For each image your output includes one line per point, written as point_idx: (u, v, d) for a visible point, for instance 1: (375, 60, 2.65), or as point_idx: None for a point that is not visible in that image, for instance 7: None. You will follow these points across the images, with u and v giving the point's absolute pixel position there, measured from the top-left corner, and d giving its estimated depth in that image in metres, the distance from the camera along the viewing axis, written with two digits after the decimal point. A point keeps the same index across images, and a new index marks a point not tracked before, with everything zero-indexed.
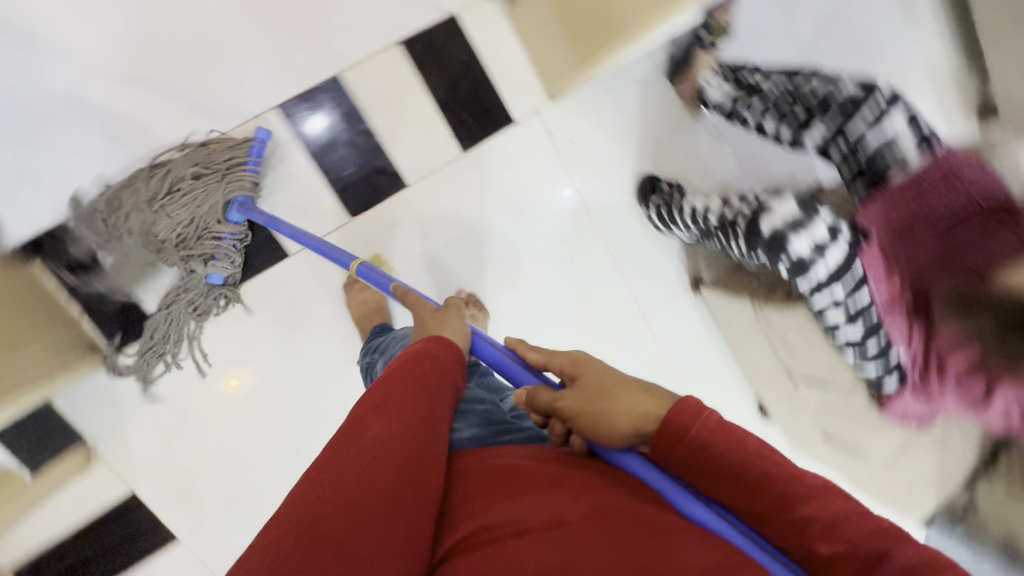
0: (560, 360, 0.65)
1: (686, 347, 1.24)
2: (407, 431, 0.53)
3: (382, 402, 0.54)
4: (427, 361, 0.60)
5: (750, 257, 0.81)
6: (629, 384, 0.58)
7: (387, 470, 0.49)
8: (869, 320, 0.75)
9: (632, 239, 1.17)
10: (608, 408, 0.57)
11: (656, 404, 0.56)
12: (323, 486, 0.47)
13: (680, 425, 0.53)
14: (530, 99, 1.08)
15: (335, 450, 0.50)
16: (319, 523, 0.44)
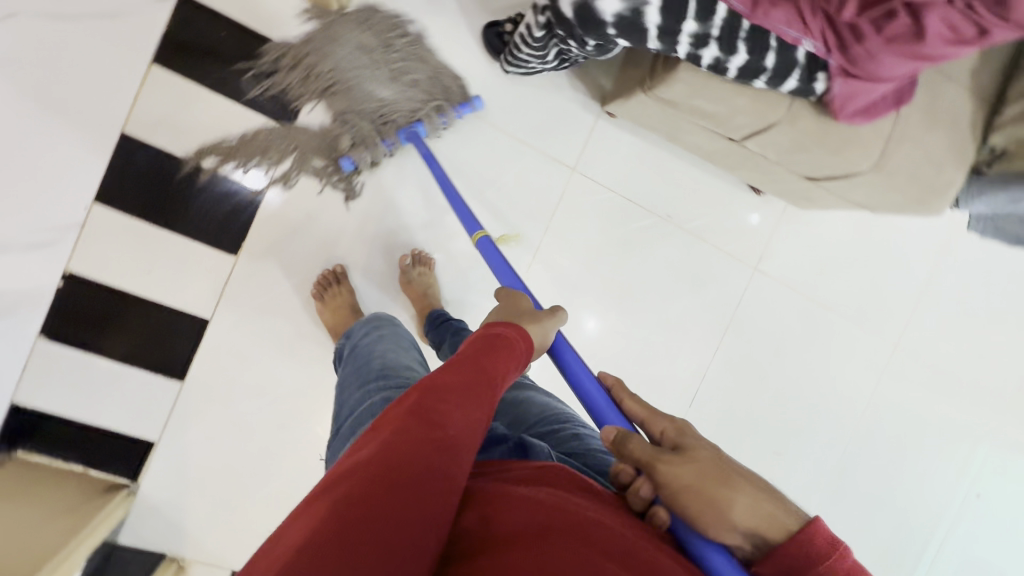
0: (667, 426, 0.58)
1: (639, 172, 1.11)
2: (475, 433, 0.48)
3: (461, 389, 0.49)
4: (505, 355, 0.56)
5: (589, 47, 0.66)
6: (743, 475, 0.52)
7: (455, 470, 0.44)
8: (745, 33, 0.60)
9: (515, 101, 1.04)
10: (729, 498, 0.50)
11: (783, 517, 0.50)
12: (389, 463, 0.41)
13: (811, 554, 0.47)
14: (323, 29, 0.95)
15: (408, 427, 0.44)
16: (377, 515, 0.38)
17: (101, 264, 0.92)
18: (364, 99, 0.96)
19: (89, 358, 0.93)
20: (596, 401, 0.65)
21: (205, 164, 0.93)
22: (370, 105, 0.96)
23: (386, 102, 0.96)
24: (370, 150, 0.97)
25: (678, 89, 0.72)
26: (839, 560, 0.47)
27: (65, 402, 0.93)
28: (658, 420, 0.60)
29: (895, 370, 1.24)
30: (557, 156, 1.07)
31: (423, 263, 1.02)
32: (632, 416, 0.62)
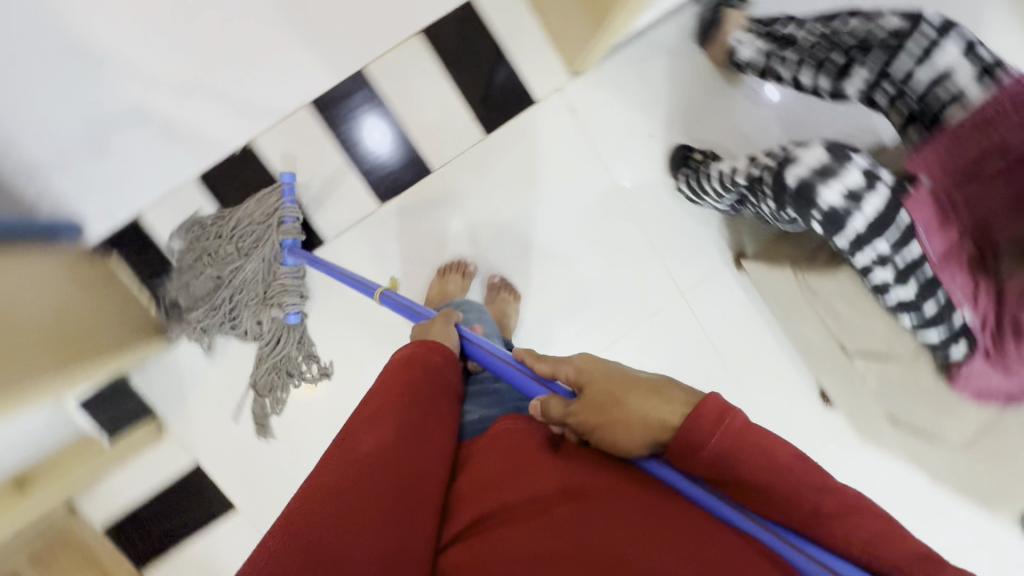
0: (567, 368, 0.59)
1: (732, 327, 1.17)
2: (395, 439, 0.54)
3: (380, 411, 0.57)
4: (417, 369, 0.63)
5: (781, 215, 0.75)
6: (632, 391, 0.52)
7: (373, 475, 0.50)
8: (923, 276, 0.66)
9: (665, 214, 1.13)
10: (621, 419, 0.51)
11: (669, 411, 0.50)
12: (320, 498, 0.48)
13: (703, 431, 0.47)
14: (552, 77, 1.07)
15: (334, 462, 0.51)
16: (320, 536, 0.44)
17: (276, 151, 1.01)
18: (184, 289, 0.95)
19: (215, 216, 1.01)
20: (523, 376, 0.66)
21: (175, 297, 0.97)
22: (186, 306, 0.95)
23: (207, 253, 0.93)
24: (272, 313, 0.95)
25: (831, 282, 0.80)
26: (726, 430, 0.47)
27: (173, 239, 1.00)
28: (560, 367, 0.60)
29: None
30: (672, 276, 1.15)
31: (510, 291, 1.07)
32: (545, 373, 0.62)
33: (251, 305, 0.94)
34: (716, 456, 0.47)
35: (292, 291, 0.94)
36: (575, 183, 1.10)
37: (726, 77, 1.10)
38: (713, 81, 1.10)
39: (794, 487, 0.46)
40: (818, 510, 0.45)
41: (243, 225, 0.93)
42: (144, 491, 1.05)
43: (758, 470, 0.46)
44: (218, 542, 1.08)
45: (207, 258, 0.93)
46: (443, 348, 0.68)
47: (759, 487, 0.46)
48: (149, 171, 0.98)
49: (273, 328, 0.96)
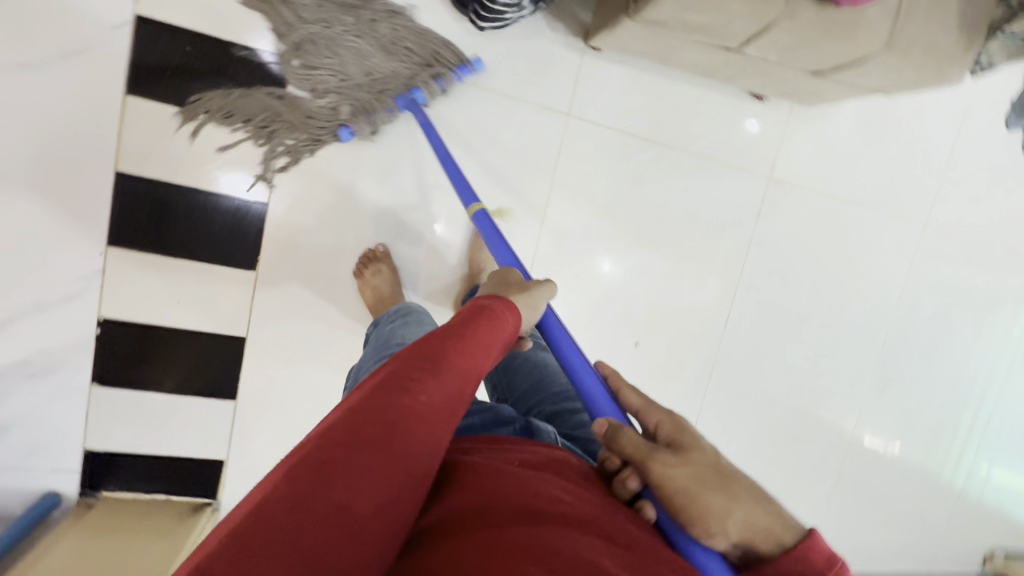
0: (661, 417, 0.56)
1: (635, 105, 1.07)
2: (447, 401, 0.48)
3: (442, 356, 0.50)
4: (495, 334, 0.56)
5: None
6: (740, 480, 0.51)
7: (423, 431, 0.44)
8: None
9: (494, 58, 1.00)
10: (721, 503, 0.50)
11: (768, 521, 0.49)
12: (356, 423, 0.42)
13: (806, 565, 0.47)
14: (286, 23, 0.91)
15: (379, 396, 0.45)
16: (339, 467, 0.39)
17: (132, 304, 0.93)
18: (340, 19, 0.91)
19: (145, 396, 0.96)
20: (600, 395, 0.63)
21: (216, 137, 0.92)
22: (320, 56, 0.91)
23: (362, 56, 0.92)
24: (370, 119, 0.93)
25: (667, 6, 0.69)
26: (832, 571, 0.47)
27: (135, 440, 0.97)
28: (653, 410, 0.57)
29: (927, 253, 1.22)
30: (548, 105, 1.04)
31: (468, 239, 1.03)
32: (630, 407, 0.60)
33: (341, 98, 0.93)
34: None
35: (366, 125, 0.94)
36: None
37: None
38: None
39: None
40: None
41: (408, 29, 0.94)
42: None
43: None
44: None
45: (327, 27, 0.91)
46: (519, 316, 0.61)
47: None
48: (57, 410, 0.93)
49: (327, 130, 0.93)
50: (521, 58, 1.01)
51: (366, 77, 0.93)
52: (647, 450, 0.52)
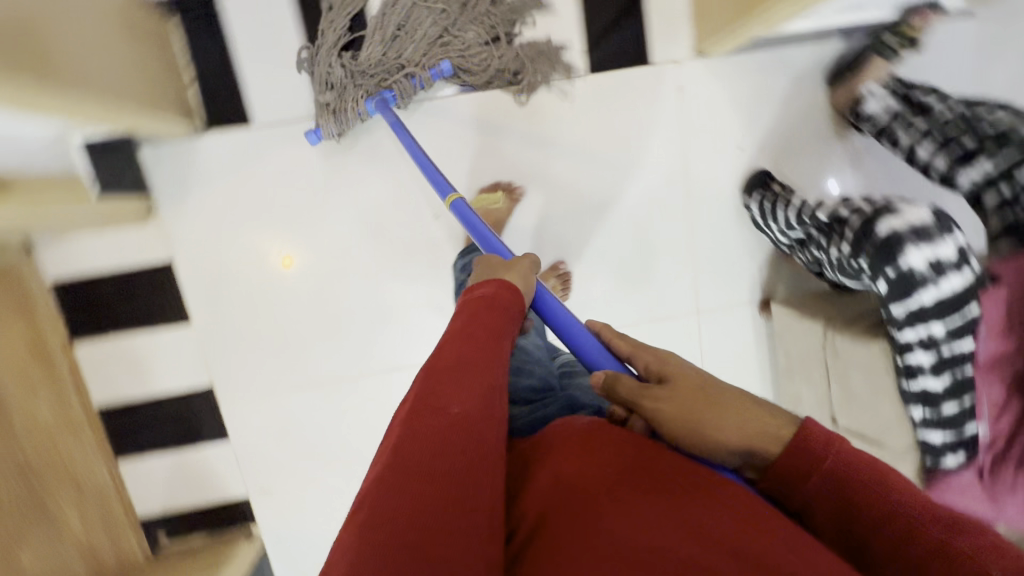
0: (645, 358, 0.58)
1: (729, 366, 1.15)
2: (472, 392, 0.48)
3: (454, 366, 0.50)
4: (496, 315, 0.58)
5: (849, 264, 0.72)
6: (723, 391, 0.50)
7: (470, 437, 0.44)
8: (959, 374, 0.64)
9: (716, 231, 1.10)
10: (716, 424, 0.48)
11: (766, 422, 0.48)
12: (404, 461, 0.42)
13: (811, 462, 0.45)
14: (673, 46, 1.02)
15: (414, 427, 0.45)
16: (413, 512, 0.39)
17: None
18: (464, 32, 0.94)
19: (292, 30, 0.95)
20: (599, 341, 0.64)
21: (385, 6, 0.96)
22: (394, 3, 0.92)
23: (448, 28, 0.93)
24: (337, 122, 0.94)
25: (858, 351, 0.78)
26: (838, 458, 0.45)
27: (241, 35, 0.94)
28: (640, 352, 0.59)
29: None
30: (696, 292, 1.12)
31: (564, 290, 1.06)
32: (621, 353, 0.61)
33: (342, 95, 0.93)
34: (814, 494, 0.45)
35: (350, 114, 0.93)
36: (648, 163, 1.06)
37: (837, 126, 1.06)
38: (822, 125, 1.06)
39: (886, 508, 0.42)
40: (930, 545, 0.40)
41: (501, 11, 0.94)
42: (110, 264, 1.01)
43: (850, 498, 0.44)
44: (161, 347, 1.05)
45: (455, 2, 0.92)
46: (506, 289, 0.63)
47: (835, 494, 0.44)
48: None
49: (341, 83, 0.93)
50: (725, 253, 1.11)
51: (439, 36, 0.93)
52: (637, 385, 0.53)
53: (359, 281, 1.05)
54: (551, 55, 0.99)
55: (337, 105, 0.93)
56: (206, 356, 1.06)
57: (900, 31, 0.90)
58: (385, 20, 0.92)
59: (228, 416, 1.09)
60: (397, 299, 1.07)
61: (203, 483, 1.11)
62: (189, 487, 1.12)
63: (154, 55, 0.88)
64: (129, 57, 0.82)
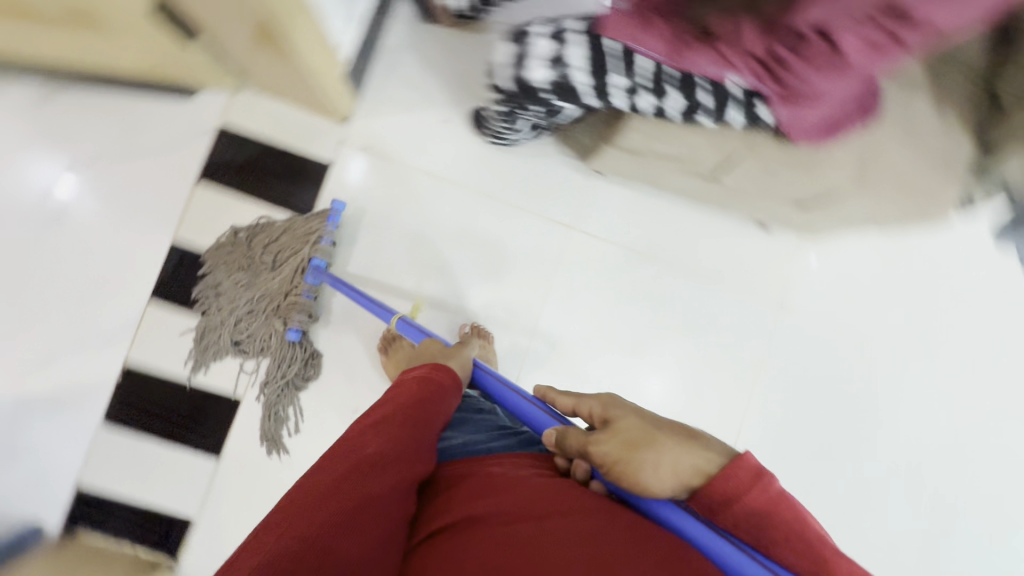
0: (590, 404, 0.62)
1: (639, 221, 1.13)
2: (393, 443, 0.55)
3: (379, 420, 0.58)
4: (432, 386, 0.64)
5: (541, 113, 0.74)
6: (668, 431, 0.53)
7: (376, 481, 0.51)
8: (673, 79, 0.64)
9: (508, 174, 1.12)
10: (652, 459, 0.52)
11: (702, 461, 0.51)
12: (316, 489, 0.50)
13: (737, 487, 0.49)
14: (332, 136, 1.10)
15: (334, 458, 0.53)
16: (310, 530, 0.47)
17: (153, 352, 1.03)
18: (263, 278, 1.02)
19: (141, 441, 1.03)
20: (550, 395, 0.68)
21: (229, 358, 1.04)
22: (224, 297, 1.02)
23: (258, 309, 1.01)
24: (291, 351, 1.03)
25: (635, 136, 0.77)
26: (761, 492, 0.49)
27: (122, 485, 1.02)
28: (582, 403, 0.62)
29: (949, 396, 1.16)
30: (553, 217, 1.13)
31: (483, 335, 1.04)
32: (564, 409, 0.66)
33: (275, 340, 1.02)
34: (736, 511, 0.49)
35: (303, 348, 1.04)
36: (415, 202, 1.11)
37: (472, 31, 1.12)
38: (466, 44, 1.12)
39: (776, 522, 0.48)
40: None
41: (257, 239, 1.03)
42: None
43: (764, 535, 0.49)
44: None
45: (229, 277, 1.02)
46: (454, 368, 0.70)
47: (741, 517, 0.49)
48: (67, 444, 1.01)
49: (282, 350, 1.03)
50: (532, 175, 1.13)
51: (267, 310, 1.01)
52: (582, 436, 0.58)
53: None
54: (264, 229, 1.04)
55: (288, 360, 1.03)
56: None
57: None
58: (232, 325, 1.02)
59: None
60: None
61: None
62: None
63: (86, 554, 0.96)
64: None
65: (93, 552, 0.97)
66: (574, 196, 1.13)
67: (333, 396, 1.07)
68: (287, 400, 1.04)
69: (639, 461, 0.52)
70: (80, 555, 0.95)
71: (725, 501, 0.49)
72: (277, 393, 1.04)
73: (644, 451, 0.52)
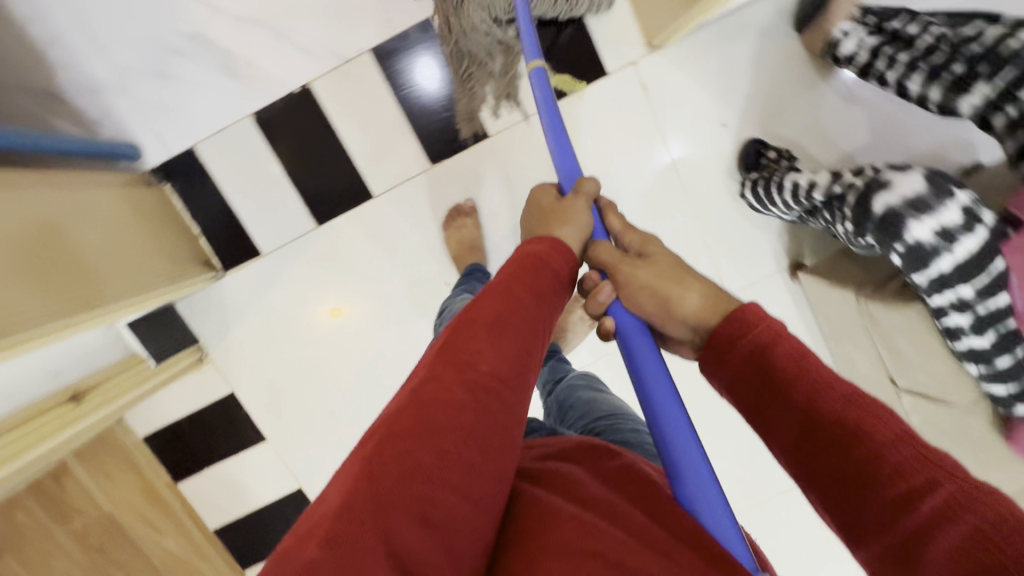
0: (633, 236, 0.71)
1: None
2: (506, 355, 0.52)
3: (495, 321, 0.54)
4: (546, 277, 0.61)
5: (854, 240, 0.70)
6: (695, 278, 0.63)
7: (490, 407, 0.49)
8: (1003, 329, 0.62)
9: (725, 210, 1.06)
10: (678, 290, 0.62)
11: (716, 300, 0.60)
12: (420, 409, 0.46)
13: (744, 327, 0.51)
14: (625, 49, 0.99)
15: (442, 372, 0.49)
16: (415, 458, 0.44)
17: (332, 96, 0.98)
18: None
19: (267, 158, 1.00)
20: (592, 210, 0.72)
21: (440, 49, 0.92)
22: None
23: None
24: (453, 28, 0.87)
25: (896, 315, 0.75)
26: (804, 362, 0.47)
27: (226, 179, 1.00)
28: (629, 234, 0.71)
29: None
30: (720, 276, 1.09)
31: None
32: (611, 228, 0.73)
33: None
34: (784, 386, 0.47)
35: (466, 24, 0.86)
36: (634, 165, 1.04)
37: (820, 68, 0.99)
38: (802, 73, 1.00)
39: (830, 408, 0.44)
40: (918, 487, 0.39)
41: None
42: (181, 409, 1.11)
43: (813, 411, 0.44)
44: (248, 466, 1.15)
45: None
46: (568, 253, 0.65)
47: (795, 389, 0.46)
48: (207, 107, 0.97)
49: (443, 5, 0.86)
50: (739, 230, 1.07)
51: None
52: (619, 256, 0.67)
53: (396, 361, 1.10)
54: None
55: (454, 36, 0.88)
56: (286, 463, 1.15)
57: None
58: None
59: None
60: None
61: None
62: None
63: (164, 225, 0.97)
64: (131, 237, 0.89)
65: (171, 229, 0.98)
66: (753, 276, 1.09)
67: (438, 256, 1.06)
68: (484, 79, 0.95)
69: (663, 288, 0.63)
70: (159, 223, 0.96)
71: (755, 359, 0.49)
72: (467, 70, 0.93)
73: (676, 285, 0.62)
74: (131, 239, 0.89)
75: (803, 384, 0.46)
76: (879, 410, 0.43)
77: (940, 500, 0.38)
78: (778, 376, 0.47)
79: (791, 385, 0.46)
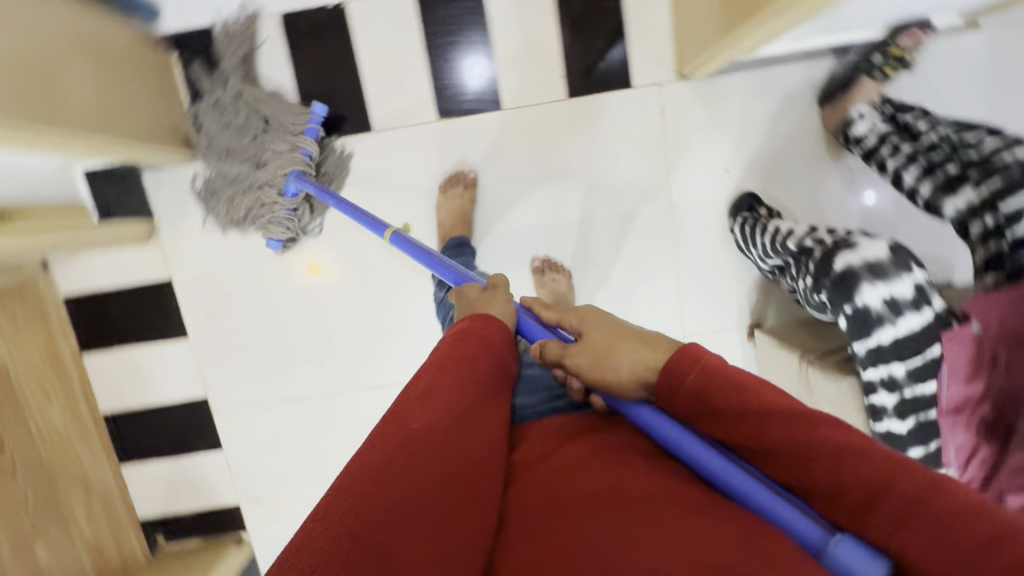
0: (572, 316, 0.59)
1: None
2: (446, 413, 0.46)
3: (428, 390, 0.49)
4: (476, 343, 0.56)
5: (812, 295, 0.75)
6: (631, 337, 0.51)
7: (433, 467, 0.42)
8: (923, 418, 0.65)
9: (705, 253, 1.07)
10: (623, 368, 0.50)
11: (657, 355, 0.49)
12: (365, 473, 0.40)
13: (679, 372, 0.46)
14: (656, 69, 1.01)
15: (381, 444, 0.43)
16: (362, 533, 0.37)
17: (363, 25, 0.98)
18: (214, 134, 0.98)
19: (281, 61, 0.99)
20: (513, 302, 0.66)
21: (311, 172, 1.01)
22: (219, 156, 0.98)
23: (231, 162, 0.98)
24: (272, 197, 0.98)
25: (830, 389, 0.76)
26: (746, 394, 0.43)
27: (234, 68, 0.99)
28: (566, 315, 0.60)
29: None
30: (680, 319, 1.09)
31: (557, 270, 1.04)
32: (547, 322, 0.64)
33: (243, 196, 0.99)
34: (725, 410, 0.44)
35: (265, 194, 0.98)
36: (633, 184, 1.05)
37: (831, 148, 1.02)
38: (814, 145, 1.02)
39: (781, 432, 0.41)
40: (876, 488, 0.37)
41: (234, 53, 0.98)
42: (113, 279, 1.07)
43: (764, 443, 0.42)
44: (160, 359, 1.11)
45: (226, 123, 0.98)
46: (495, 320, 0.61)
47: (734, 408, 0.43)
48: None
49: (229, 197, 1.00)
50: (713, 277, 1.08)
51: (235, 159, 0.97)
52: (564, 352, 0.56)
53: (345, 298, 1.08)
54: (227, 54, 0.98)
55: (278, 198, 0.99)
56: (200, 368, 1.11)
57: (889, 50, 0.87)
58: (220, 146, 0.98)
59: (220, 426, 1.13)
60: (382, 316, 1.09)
61: (198, 489, 1.17)
62: (184, 494, 1.17)
63: (162, 92, 0.95)
64: (128, 88, 0.87)
65: (167, 98, 0.96)
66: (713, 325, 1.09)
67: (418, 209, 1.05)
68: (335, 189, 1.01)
69: (614, 366, 0.52)
70: (159, 89, 0.94)
71: (700, 399, 0.45)
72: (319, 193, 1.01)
73: (622, 355, 0.51)
74: (128, 90, 0.87)
75: (749, 414, 0.42)
76: (851, 441, 0.39)
77: (898, 509, 0.36)
78: (719, 407, 0.44)
79: (748, 431, 0.43)
